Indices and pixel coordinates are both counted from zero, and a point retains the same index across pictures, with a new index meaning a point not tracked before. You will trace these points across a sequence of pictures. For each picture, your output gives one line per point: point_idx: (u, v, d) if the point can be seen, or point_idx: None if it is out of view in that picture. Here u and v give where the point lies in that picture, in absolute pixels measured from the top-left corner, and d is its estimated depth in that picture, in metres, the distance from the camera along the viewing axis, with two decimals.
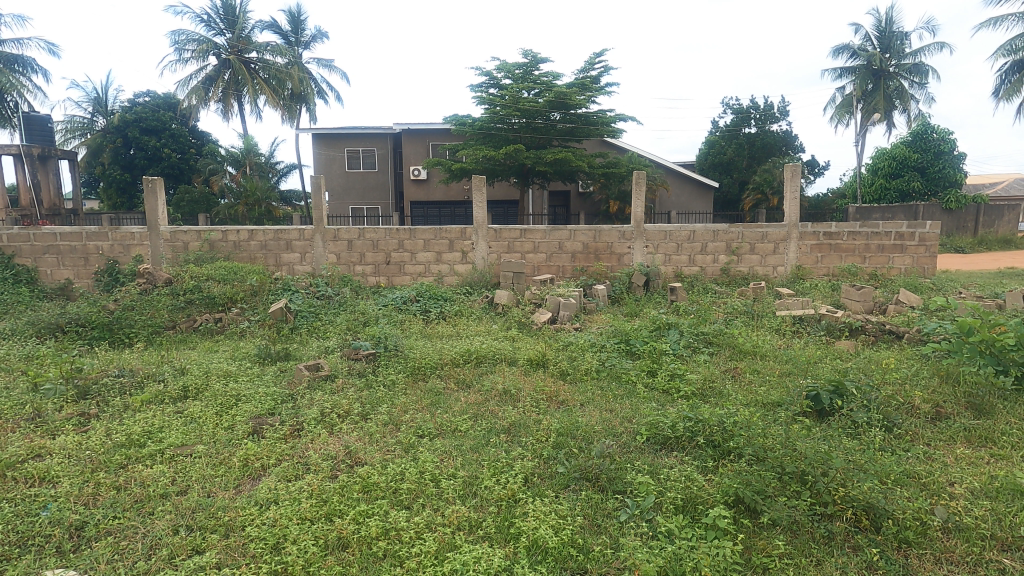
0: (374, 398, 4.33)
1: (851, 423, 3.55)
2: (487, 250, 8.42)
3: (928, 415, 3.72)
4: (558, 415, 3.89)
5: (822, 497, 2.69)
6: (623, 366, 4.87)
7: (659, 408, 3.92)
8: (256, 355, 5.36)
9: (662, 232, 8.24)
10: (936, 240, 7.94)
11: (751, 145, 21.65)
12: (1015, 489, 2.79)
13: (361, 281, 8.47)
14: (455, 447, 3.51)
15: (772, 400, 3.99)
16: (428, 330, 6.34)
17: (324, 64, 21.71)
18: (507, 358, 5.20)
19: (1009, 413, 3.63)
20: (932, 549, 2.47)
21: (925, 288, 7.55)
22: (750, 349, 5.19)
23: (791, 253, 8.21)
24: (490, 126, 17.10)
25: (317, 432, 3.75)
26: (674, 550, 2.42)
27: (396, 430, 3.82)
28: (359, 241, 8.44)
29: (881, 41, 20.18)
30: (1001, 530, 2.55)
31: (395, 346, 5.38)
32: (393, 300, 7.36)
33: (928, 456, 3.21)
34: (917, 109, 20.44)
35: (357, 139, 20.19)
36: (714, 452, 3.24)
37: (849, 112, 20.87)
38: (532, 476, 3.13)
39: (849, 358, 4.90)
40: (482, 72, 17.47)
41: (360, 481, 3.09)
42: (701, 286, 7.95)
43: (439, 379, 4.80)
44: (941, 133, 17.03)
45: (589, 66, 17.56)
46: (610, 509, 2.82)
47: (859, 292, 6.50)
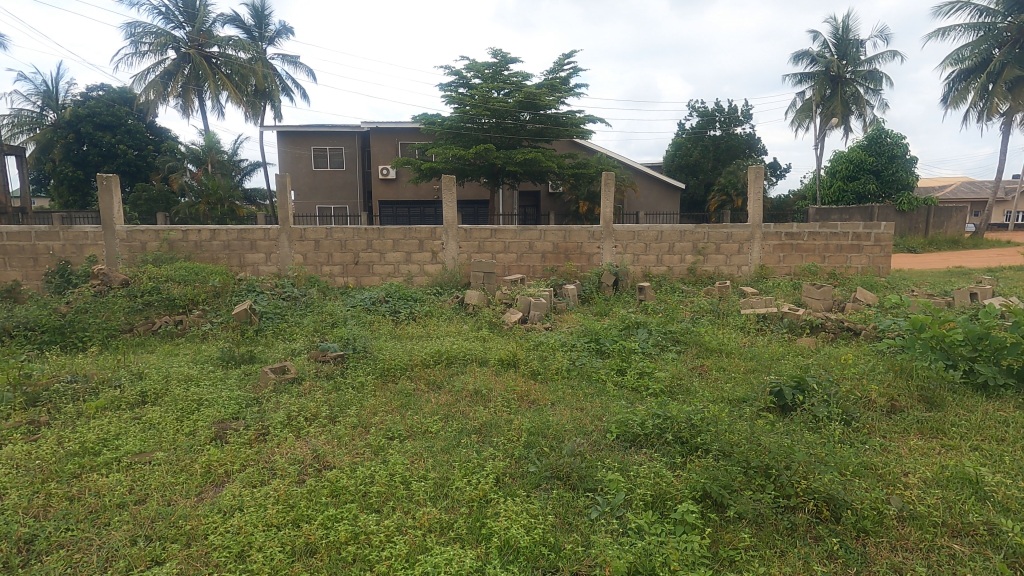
0: (342, 401, 4.25)
1: (812, 417, 3.67)
2: (458, 250, 8.38)
3: (884, 409, 3.86)
4: (529, 414, 3.90)
5: (785, 490, 2.76)
6: (593, 365, 4.92)
7: (628, 407, 3.96)
8: (219, 358, 5.21)
9: (630, 232, 8.35)
10: (891, 240, 8.27)
11: (716, 147, 22.16)
12: (964, 477, 2.91)
13: (329, 281, 8.32)
14: (426, 448, 3.48)
15: (737, 396, 4.08)
16: (398, 331, 6.26)
17: (289, 60, 21.27)
18: (478, 358, 5.19)
19: (958, 405, 3.81)
20: (889, 537, 2.57)
21: (880, 287, 7.86)
22: (716, 347, 5.29)
23: (754, 252, 8.43)
24: (459, 125, 17.06)
25: (283, 436, 3.67)
26: (644, 546, 2.44)
27: (365, 433, 3.76)
28: (326, 241, 8.28)
29: (838, 49, 20.89)
30: (951, 517, 2.66)
31: (364, 347, 5.31)
32: (361, 301, 7.25)
33: (884, 448, 3.34)
34: (872, 114, 21.27)
35: (324, 138, 19.85)
36: (682, 449, 3.29)
37: (808, 116, 21.58)
38: (503, 476, 3.13)
39: (810, 354, 5.06)
40: (451, 71, 17.41)
41: (328, 486, 3.03)
42: (668, 285, 8.09)
43: (409, 380, 4.75)
44: (895, 138, 17.67)
45: (559, 67, 17.69)
46: (581, 507, 2.85)
47: (819, 291, 6.71)
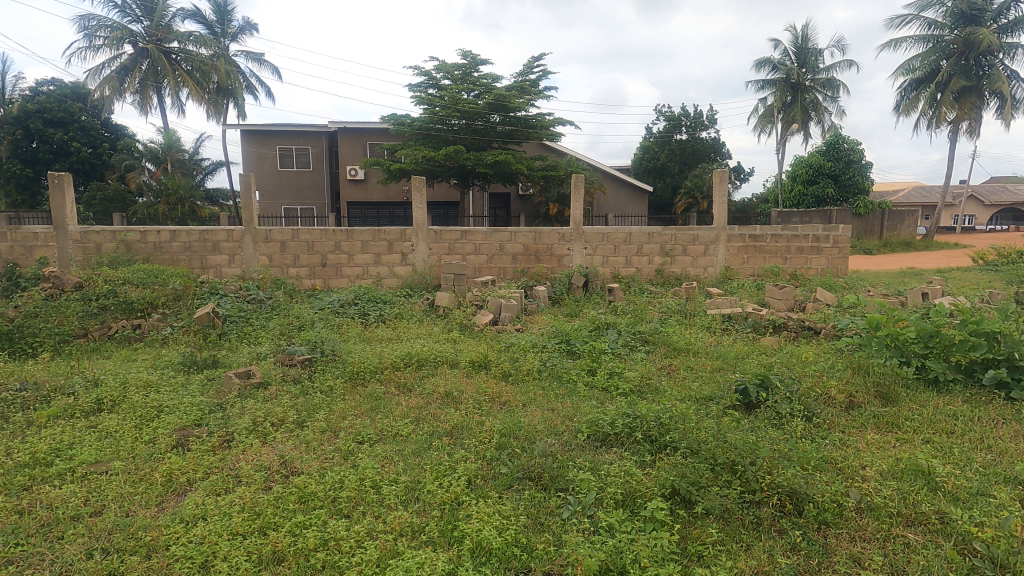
0: (310, 405, 4.17)
1: (775, 414, 3.78)
2: (428, 252, 8.32)
3: (843, 404, 4.00)
4: (501, 416, 3.91)
5: (750, 485, 2.84)
6: (564, 365, 4.95)
7: (598, 407, 4.00)
8: (180, 363, 5.04)
9: (599, 234, 8.44)
10: (848, 242, 8.57)
11: (682, 150, 22.62)
12: (917, 469, 3.04)
13: (295, 284, 8.15)
14: (397, 452, 3.45)
15: (704, 394, 4.16)
16: (367, 334, 6.17)
17: (253, 57, 20.78)
18: (449, 360, 5.16)
19: (910, 400, 3.98)
20: (847, 528, 2.66)
21: (838, 287, 8.15)
22: (683, 347, 5.39)
23: (719, 254, 8.63)
24: (429, 126, 16.96)
25: (249, 442, 3.58)
26: (615, 544, 2.47)
27: (334, 437, 3.70)
28: (292, 242, 8.11)
29: (798, 57, 21.57)
30: (905, 507, 2.78)
31: (332, 351, 5.22)
32: (329, 303, 7.12)
33: (844, 443, 3.46)
34: (830, 120, 22.03)
35: (290, 137, 19.46)
36: (651, 447, 3.35)
37: (770, 121, 22.22)
38: (475, 478, 3.12)
39: (774, 353, 5.21)
40: (420, 71, 17.30)
41: (296, 492, 2.96)
42: (637, 287, 8.22)
43: (379, 383, 4.68)
44: (851, 143, 18.34)
45: (528, 70, 17.76)
46: (552, 507, 2.86)
47: (781, 292, 6.91)
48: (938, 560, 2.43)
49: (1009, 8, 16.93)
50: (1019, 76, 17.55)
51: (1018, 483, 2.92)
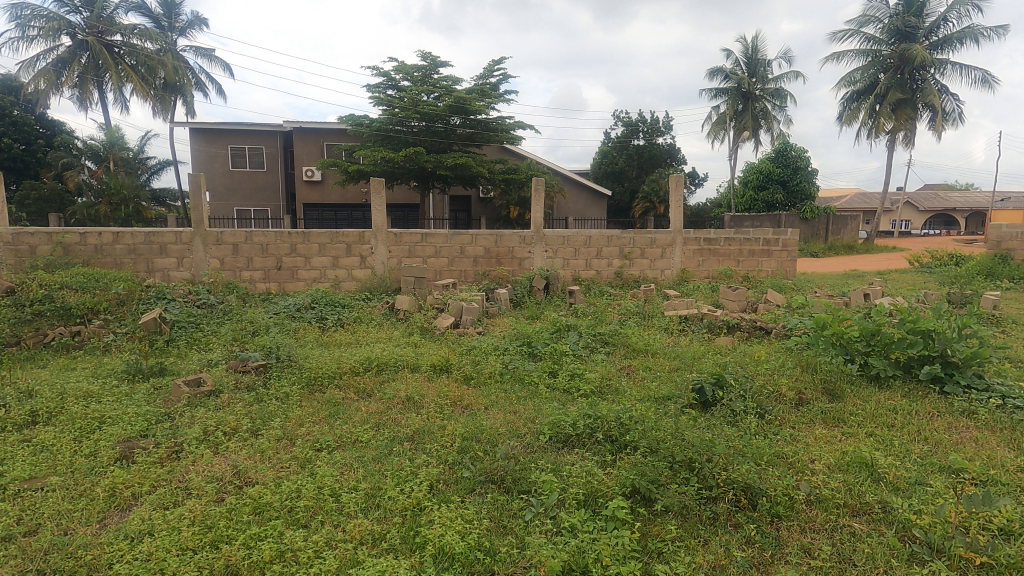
0: (265, 412, 4.04)
1: (730, 412, 3.90)
2: (388, 255, 8.19)
3: (793, 401, 4.16)
4: (463, 419, 3.88)
5: (707, 481, 2.92)
6: (526, 368, 4.96)
7: (560, 408, 4.04)
8: (124, 372, 4.79)
9: (560, 237, 8.52)
10: (796, 245, 8.93)
11: (640, 156, 23.10)
12: (861, 461, 3.19)
13: (249, 288, 7.89)
14: (356, 459, 3.37)
15: (662, 394, 4.25)
16: (324, 339, 6.02)
17: (202, 53, 20.02)
18: (409, 364, 5.09)
19: (854, 396, 4.18)
20: (799, 520, 2.77)
21: (787, 289, 8.49)
22: (642, 348, 5.49)
23: (676, 257, 8.85)
24: (388, 127, 16.75)
25: (199, 452, 3.43)
26: (577, 543, 2.49)
27: (290, 445, 3.59)
28: (245, 245, 7.86)
29: (748, 67, 22.38)
30: (851, 499, 2.90)
31: (288, 356, 5.07)
32: (285, 308, 6.93)
33: (794, 438, 3.60)
34: (779, 129, 22.95)
35: (243, 136, 18.85)
36: (612, 447, 3.39)
37: (723, 129, 22.97)
38: (437, 483, 3.09)
39: (728, 353, 5.36)
40: (379, 72, 17.07)
41: (250, 503, 2.86)
42: (597, 289, 8.34)
43: (337, 389, 4.58)
44: (799, 151, 19.16)
45: (489, 73, 17.80)
46: (515, 509, 2.86)
47: (734, 293, 7.15)
48: (882, 547, 2.55)
49: (940, 26, 18.04)
50: (948, 90, 18.71)
51: (951, 472, 3.11)
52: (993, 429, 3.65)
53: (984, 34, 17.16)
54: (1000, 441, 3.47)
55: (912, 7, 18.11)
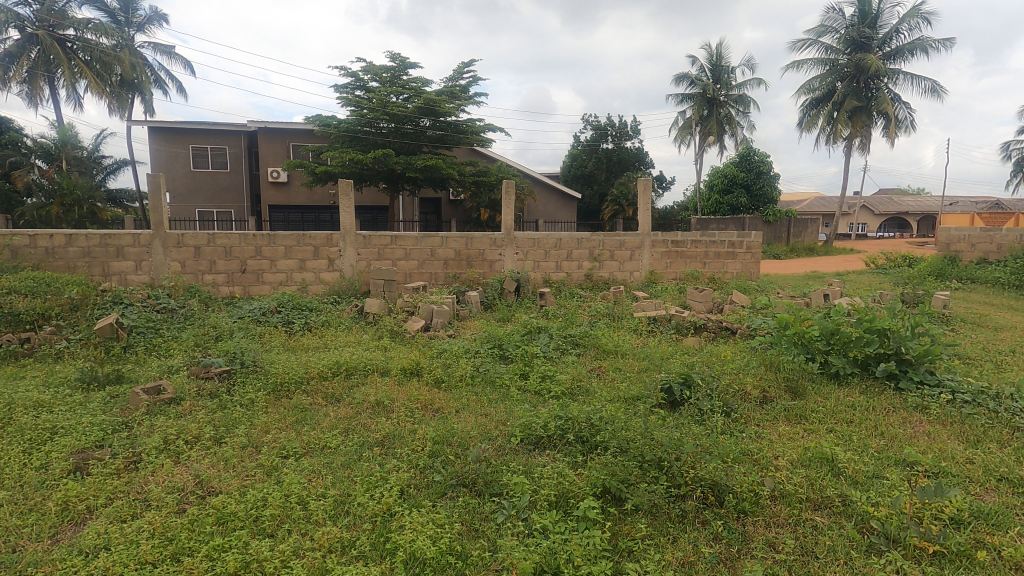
0: (229, 420, 3.92)
1: (697, 411, 3.97)
2: (356, 257, 8.08)
3: (757, 399, 4.27)
4: (434, 423, 3.85)
5: (676, 480, 2.96)
6: (497, 370, 4.96)
7: (531, 409, 4.05)
8: (77, 380, 4.58)
9: (530, 240, 8.55)
10: (760, 247, 9.18)
11: (608, 159, 23.40)
12: (822, 457, 3.29)
13: (212, 292, 7.67)
14: (325, 465, 3.31)
15: (631, 394, 4.31)
16: (291, 344, 5.89)
17: (162, 49, 19.41)
18: (379, 368, 5.03)
19: (815, 393, 4.32)
20: (764, 516, 2.84)
21: (751, 290, 8.72)
22: (612, 348, 5.56)
23: (644, 259, 8.99)
24: (356, 129, 16.55)
25: (158, 462, 3.31)
26: (549, 545, 2.49)
27: (256, 453, 3.50)
28: (208, 247, 7.64)
29: (713, 73, 22.91)
30: (813, 493, 2.99)
31: (253, 361, 4.95)
32: (250, 312, 6.75)
33: (758, 435, 3.69)
34: (742, 134, 23.55)
35: (205, 136, 18.34)
36: (583, 448, 3.41)
37: (689, 133, 23.44)
38: (408, 488, 3.06)
39: (695, 353, 5.47)
40: (347, 72, 16.84)
41: (213, 513, 2.77)
42: (567, 291, 8.40)
43: (305, 395, 4.48)
44: (761, 155, 19.70)
45: (458, 75, 17.77)
46: (487, 512, 2.85)
47: (701, 295, 7.29)
48: (842, 539, 2.64)
49: (892, 37, 18.83)
50: (900, 99, 19.55)
51: (905, 465, 3.24)
52: (944, 423, 3.82)
53: (933, 46, 18.01)
54: (950, 435, 3.63)
55: (867, 19, 18.87)
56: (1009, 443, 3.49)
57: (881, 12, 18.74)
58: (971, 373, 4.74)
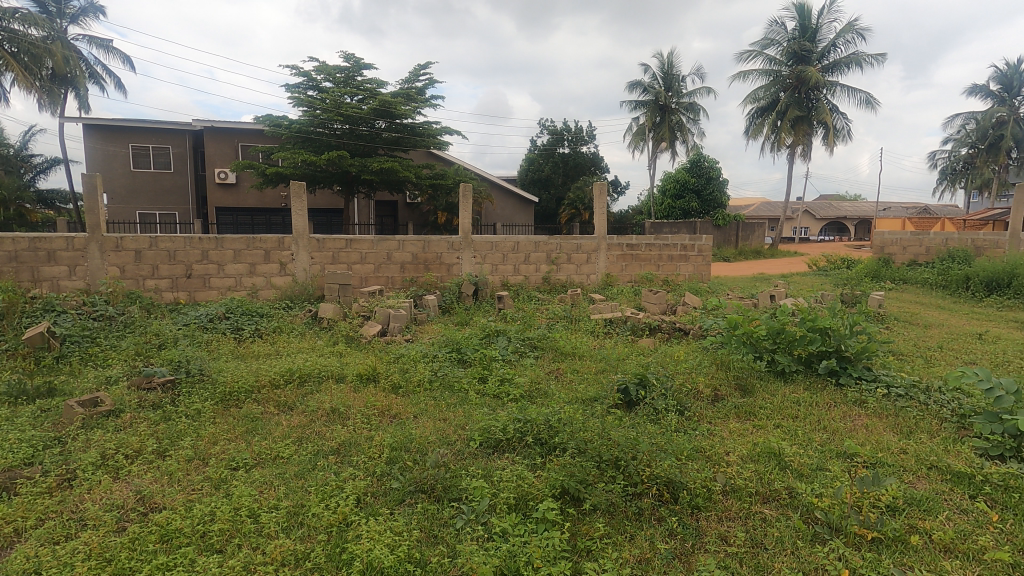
0: (173, 432, 3.74)
1: (652, 410, 4.06)
2: (310, 261, 7.89)
3: (709, 398, 4.40)
4: (391, 429, 3.79)
5: (632, 478, 3.02)
6: (455, 374, 4.93)
7: (490, 413, 4.05)
8: (3, 394, 4.27)
9: (488, 243, 8.56)
10: (711, 250, 9.49)
11: (565, 163, 23.68)
12: (769, 451, 3.43)
13: (154, 298, 7.31)
14: (277, 476, 3.21)
15: (589, 395, 4.37)
16: (240, 351, 5.68)
17: (97, 43, 18.41)
18: (334, 374, 4.91)
19: (762, 390, 4.50)
20: (716, 511, 2.92)
21: (703, 292, 9.00)
22: (570, 351, 5.62)
23: (600, 262, 9.14)
24: (309, 129, 16.16)
25: (96, 479, 3.13)
26: (508, 548, 2.50)
27: (203, 466, 3.36)
28: (149, 251, 7.29)
29: (665, 81, 23.55)
30: (762, 486, 3.10)
31: (199, 370, 4.75)
32: (196, 319, 6.47)
33: (711, 432, 3.81)
34: (693, 140, 24.29)
35: (146, 134, 17.50)
36: (542, 450, 3.43)
37: (643, 139, 24.00)
38: (364, 496, 3.00)
39: (650, 353, 5.61)
40: (299, 72, 16.43)
41: (156, 531, 2.64)
42: (525, 294, 8.44)
43: (255, 403, 4.33)
44: (711, 161, 20.39)
45: (414, 77, 17.62)
46: (446, 518, 2.82)
47: (655, 296, 7.45)
48: (789, 530, 2.75)
49: (830, 51, 19.85)
50: (838, 110, 20.62)
51: (846, 456, 3.42)
52: (881, 415, 4.04)
53: (867, 60, 19.09)
54: (885, 427, 3.85)
55: (807, 33, 19.83)
56: (938, 434, 3.72)
57: (820, 27, 19.73)
58: (904, 368, 5.04)
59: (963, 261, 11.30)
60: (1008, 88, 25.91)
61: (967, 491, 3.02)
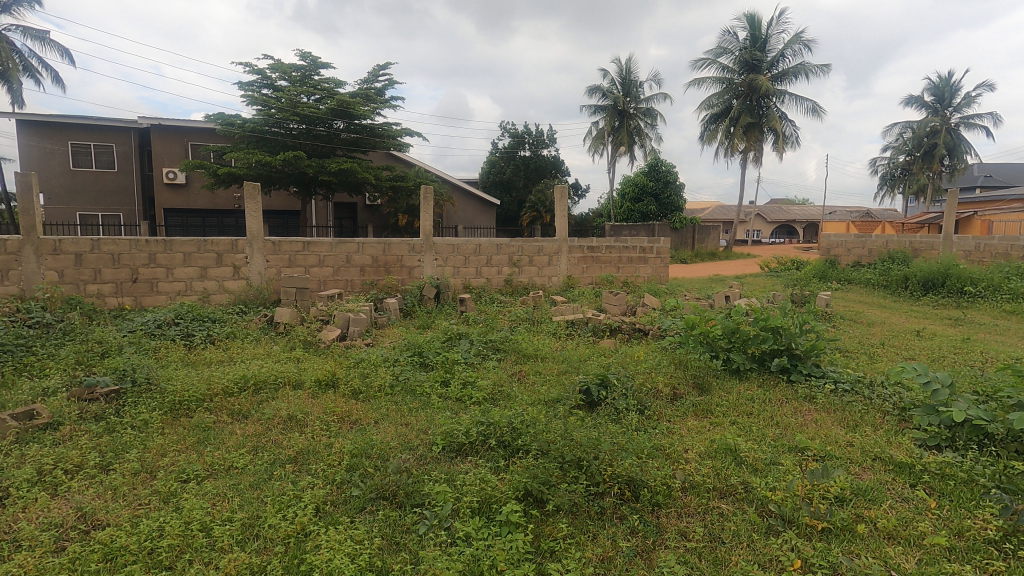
0: (118, 445, 3.55)
1: (614, 410, 4.12)
2: (265, 265, 7.65)
3: (669, 397, 4.50)
4: (351, 435, 3.71)
5: (594, 478, 3.06)
6: (417, 378, 4.87)
7: (452, 417, 4.01)
8: None
9: (449, 246, 8.50)
10: (668, 253, 9.73)
11: (526, 166, 23.82)
12: (726, 448, 3.52)
13: (97, 303, 6.94)
14: (231, 487, 3.09)
15: (552, 396, 4.40)
16: (191, 358, 5.45)
17: (33, 34, 17.40)
18: (291, 380, 4.77)
19: (718, 388, 4.63)
20: (676, 507, 2.99)
21: (661, 292, 9.21)
22: (532, 352, 5.64)
23: (562, 264, 9.23)
24: (263, 129, 15.70)
25: (32, 497, 2.94)
26: (472, 552, 2.48)
27: (150, 479, 3.21)
28: (92, 255, 6.93)
29: (623, 87, 24.02)
30: (719, 482, 3.19)
31: (146, 379, 4.53)
32: (142, 325, 6.18)
33: (670, 430, 3.89)
34: (650, 145, 24.82)
35: (88, 132, 16.65)
36: (505, 452, 3.43)
37: (602, 143, 24.38)
38: (323, 505, 2.92)
39: (611, 354, 5.69)
40: (253, 70, 15.96)
41: (99, 549, 2.50)
42: (487, 296, 8.43)
43: (207, 413, 4.16)
44: (668, 166, 20.89)
45: (373, 78, 17.39)
46: (408, 524, 2.79)
47: (616, 298, 7.55)
48: (745, 523, 2.83)
49: (779, 61, 20.67)
50: (787, 117, 21.49)
51: (797, 451, 3.55)
52: (830, 410, 4.22)
53: (813, 71, 19.98)
54: (834, 421, 4.02)
55: (757, 43, 20.62)
56: (881, 427, 3.91)
57: (769, 38, 20.55)
58: (849, 365, 5.28)
59: (902, 262, 11.95)
60: (940, 99, 27.57)
61: (908, 480, 3.19)
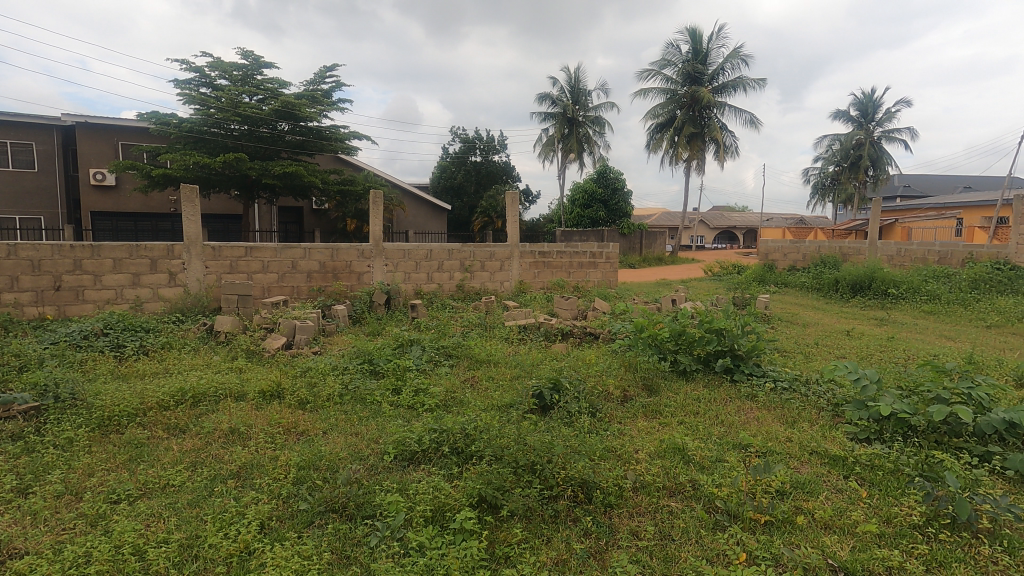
0: (38, 466, 3.29)
1: (566, 413, 4.17)
2: (204, 270, 7.30)
3: (619, 398, 4.59)
4: (298, 447, 3.58)
5: (548, 481, 3.08)
6: (367, 387, 4.76)
7: (404, 425, 3.94)
8: None
9: (400, 251, 8.38)
10: (617, 258, 9.95)
11: (477, 172, 23.83)
12: (674, 447, 3.61)
13: (13, 313, 6.42)
14: (167, 507, 2.92)
15: (505, 401, 4.40)
16: (121, 370, 5.12)
17: None
18: (233, 392, 4.56)
19: (666, 389, 4.77)
20: (627, 507, 3.04)
21: (611, 296, 9.40)
22: (485, 358, 5.62)
23: (513, 269, 9.27)
24: (202, 129, 15.04)
25: None
26: (426, 562, 2.44)
27: (76, 501, 2.99)
28: (8, 261, 6.42)
29: (572, 95, 24.46)
30: (668, 480, 3.27)
31: (70, 394, 4.22)
32: (67, 336, 5.76)
33: (621, 431, 3.97)
34: (599, 152, 25.36)
35: (4, 129, 15.46)
36: (458, 459, 3.40)
37: (552, 150, 24.70)
38: (269, 520, 2.81)
39: (563, 358, 5.76)
40: (190, 67, 15.27)
41: None
42: (439, 302, 8.35)
43: (140, 428, 3.92)
44: (616, 173, 21.39)
45: (320, 79, 16.99)
46: (359, 537, 2.71)
47: (567, 303, 7.64)
48: (694, 520, 2.91)
49: (719, 74, 21.59)
50: (727, 128, 22.46)
51: (741, 447, 3.69)
52: (770, 407, 4.42)
53: (750, 84, 20.98)
54: (774, 418, 4.20)
55: (698, 56, 21.49)
56: (817, 422, 4.12)
57: (710, 52, 21.44)
58: (787, 364, 5.56)
59: (833, 266, 12.69)
60: (864, 114, 29.57)
61: (842, 472, 3.37)
